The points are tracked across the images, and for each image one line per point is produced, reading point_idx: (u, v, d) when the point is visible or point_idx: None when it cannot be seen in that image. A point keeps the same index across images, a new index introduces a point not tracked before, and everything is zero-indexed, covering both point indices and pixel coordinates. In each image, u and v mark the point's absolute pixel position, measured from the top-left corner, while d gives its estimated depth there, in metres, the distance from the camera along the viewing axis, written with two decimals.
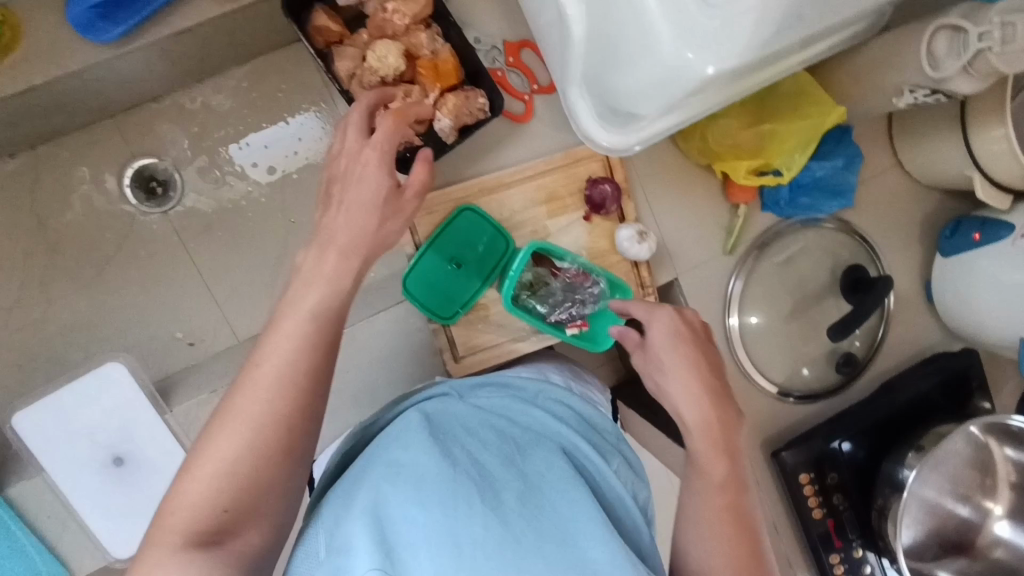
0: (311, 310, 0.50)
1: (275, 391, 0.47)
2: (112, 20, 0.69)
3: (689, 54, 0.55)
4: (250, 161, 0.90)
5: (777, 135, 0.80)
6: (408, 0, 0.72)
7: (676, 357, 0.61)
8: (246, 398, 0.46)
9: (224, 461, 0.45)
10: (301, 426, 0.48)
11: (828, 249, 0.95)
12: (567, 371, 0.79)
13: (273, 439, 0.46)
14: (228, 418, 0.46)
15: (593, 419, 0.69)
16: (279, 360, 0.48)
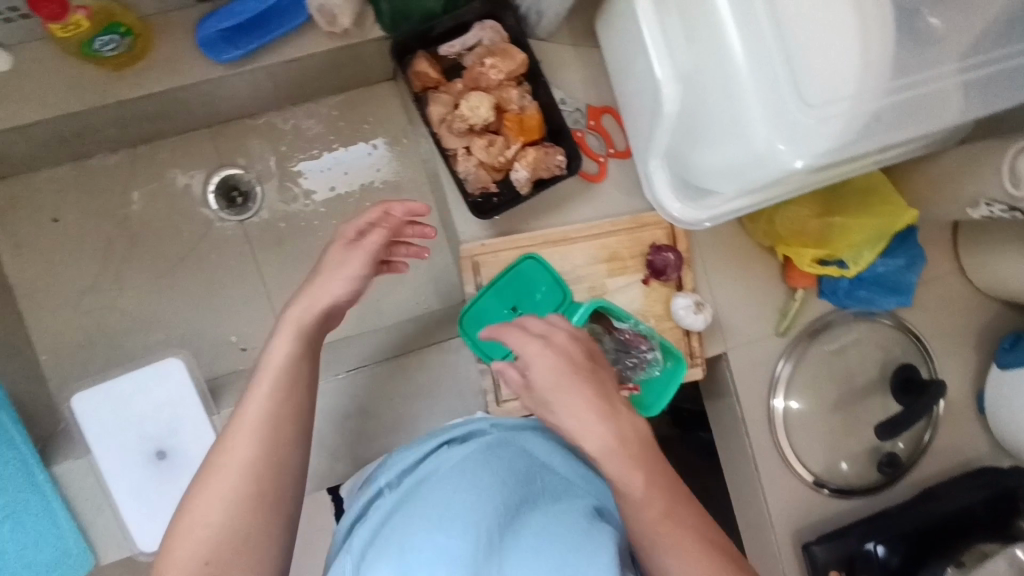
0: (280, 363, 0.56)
1: (263, 439, 0.52)
2: (233, 43, 0.74)
3: (780, 146, 0.58)
4: (329, 184, 0.94)
5: (846, 228, 0.80)
6: (506, 58, 0.77)
7: (559, 383, 0.51)
8: (239, 446, 0.52)
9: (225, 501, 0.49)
10: (291, 468, 0.53)
11: (880, 343, 0.94)
12: None
13: (267, 483, 0.51)
14: (224, 467, 0.51)
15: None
16: (271, 408, 0.54)
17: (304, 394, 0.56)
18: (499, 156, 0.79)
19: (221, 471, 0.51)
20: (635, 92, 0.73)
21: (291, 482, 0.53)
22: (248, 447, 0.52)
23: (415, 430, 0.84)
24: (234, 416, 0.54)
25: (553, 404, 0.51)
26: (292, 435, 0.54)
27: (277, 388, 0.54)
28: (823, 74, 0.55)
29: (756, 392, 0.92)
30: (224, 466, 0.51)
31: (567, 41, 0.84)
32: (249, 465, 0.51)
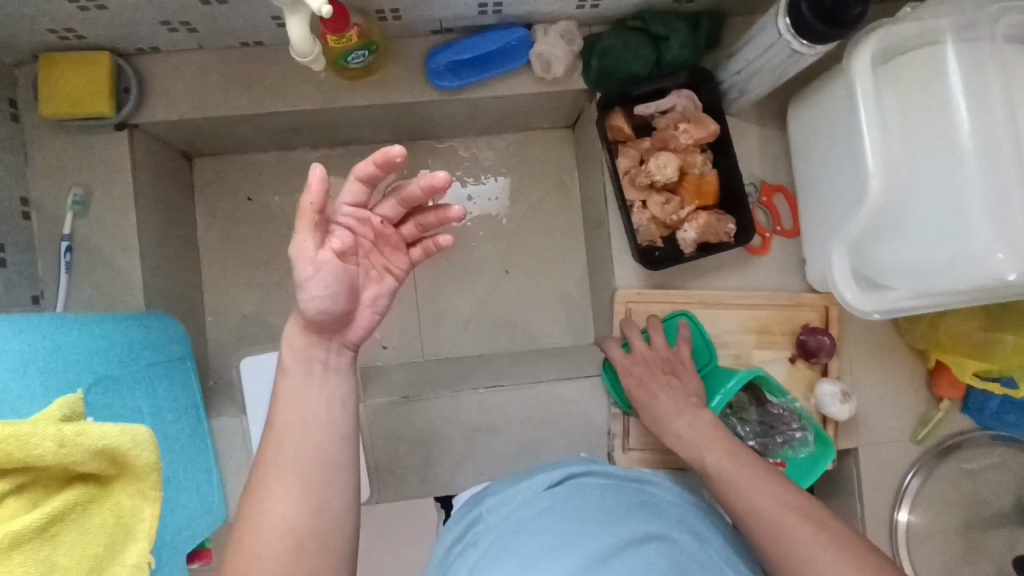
0: (292, 405, 0.54)
1: (298, 482, 0.52)
2: (456, 74, 0.82)
3: (999, 255, 0.59)
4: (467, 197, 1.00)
5: (1016, 350, 0.78)
6: (699, 126, 0.81)
7: (644, 381, 0.77)
8: (276, 497, 0.52)
9: (265, 558, 0.50)
10: (325, 490, 0.53)
11: (1022, 474, 0.90)
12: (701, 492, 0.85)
13: (309, 523, 0.52)
14: (264, 523, 0.51)
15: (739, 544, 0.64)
16: (302, 449, 0.53)
17: (326, 429, 0.54)
18: (673, 214, 0.83)
19: (257, 528, 0.51)
20: (821, 181, 0.77)
21: (336, 513, 0.53)
22: (284, 496, 0.52)
23: (537, 458, 0.87)
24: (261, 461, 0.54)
25: (646, 389, 0.77)
26: (327, 470, 0.54)
27: (301, 428, 0.54)
28: None
29: (882, 495, 0.90)
30: (253, 524, 0.51)
31: (753, 119, 0.87)
32: (299, 501, 0.52)
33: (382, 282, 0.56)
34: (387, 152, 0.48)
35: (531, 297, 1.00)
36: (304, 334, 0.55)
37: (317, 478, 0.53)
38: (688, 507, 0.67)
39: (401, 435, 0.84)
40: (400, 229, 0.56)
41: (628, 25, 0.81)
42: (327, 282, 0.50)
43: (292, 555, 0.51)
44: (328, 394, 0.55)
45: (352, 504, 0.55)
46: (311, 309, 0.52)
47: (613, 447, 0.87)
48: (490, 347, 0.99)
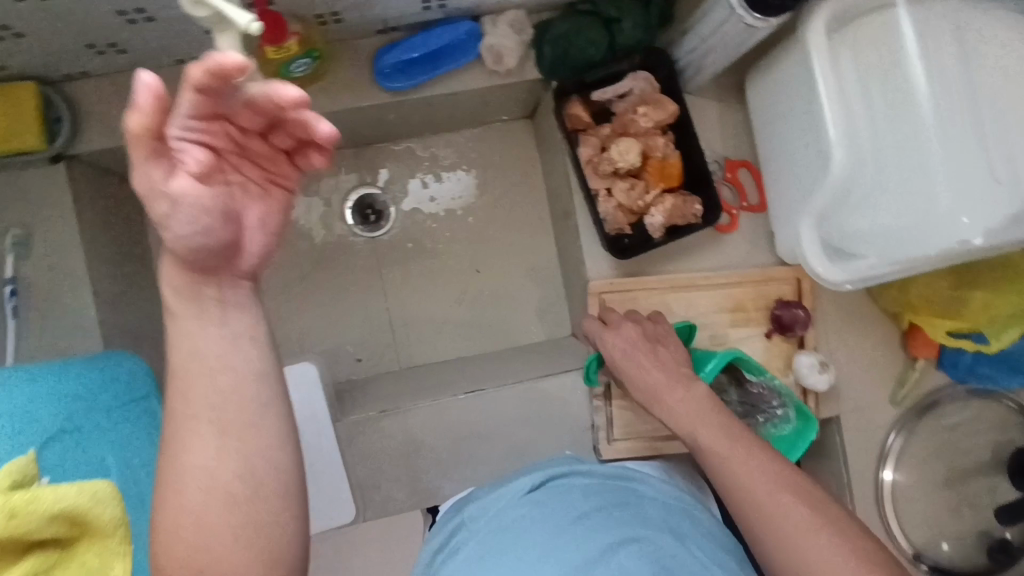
0: (186, 345, 0.44)
1: (217, 428, 0.44)
2: (405, 75, 0.79)
3: (963, 219, 0.59)
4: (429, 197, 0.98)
5: (985, 306, 0.79)
6: (658, 108, 0.80)
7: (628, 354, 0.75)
8: (192, 448, 0.44)
9: (192, 511, 0.43)
10: (253, 436, 0.45)
11: (998, 424, 0.92)
12: (687, 476, 0.84)
13: (238, 471, 0.44)
14: (182, 476, 0.43)
15: (722, 535, 0.64)
16: (211, 392, 0.44)
17: (242, 357, 0.45)
18: (639, 200, 0.81)
19: (176, 482, 0.43)
20: (786, 153, 0.75)
21: (269, 453, 0.45)
22: (205, 442, 0.44)
23: (525, 457, 0.86)
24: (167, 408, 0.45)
25: (630, 364, 0.75)
26: (249, 411, 0.45)
27: (213, 368, 0.44)
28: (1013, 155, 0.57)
29: (866, 458, 0.91)
30: (176, 476, 0.43)
31: (712, 96, 0.86)
32: (225, 448, 0.44)
33: (266, 201, 0.42)
34: (223, 57, 0.33)
35: (504, 293, 0.98)
36: (182, 272, 0.42)
37: (245, 418, 0.45)
38: (670, 501, 0.66)
39: (386, 448, 0.83)
40: (270, 138, 0.41)
41: (579, 9, 0.79)
42: (193, 216, 0.38)
43: (225, 507, 0.43)
44: (229, 330, 0.45)
45: (286, 442, 0.47)
46: (176, 246, 0.39)
47: (597, 442, 0.85)
48: (467, 348, 0.97)
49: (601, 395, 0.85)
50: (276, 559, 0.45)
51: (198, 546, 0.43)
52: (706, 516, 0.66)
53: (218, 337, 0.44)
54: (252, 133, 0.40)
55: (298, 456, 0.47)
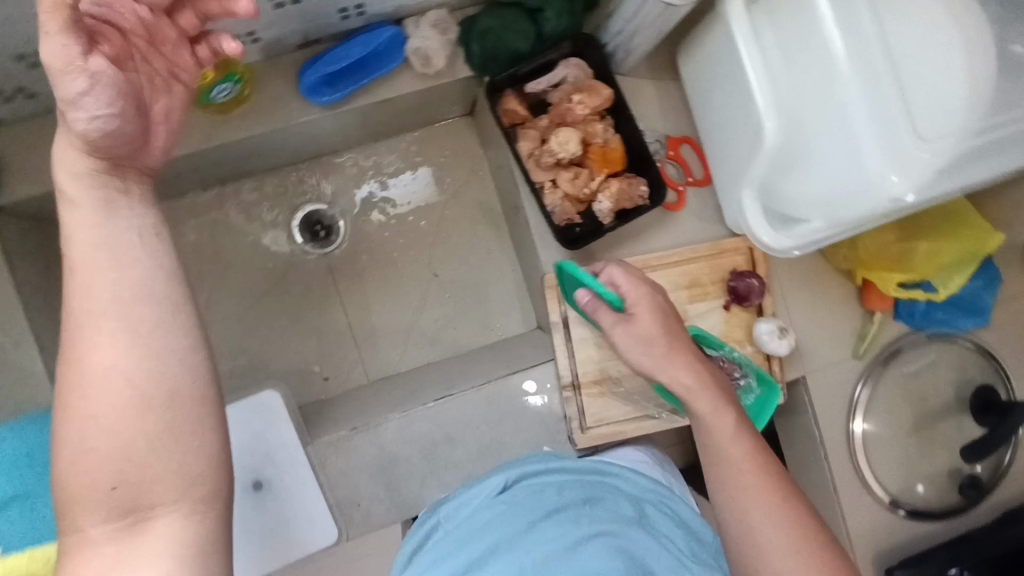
0: (89, 241, 0.45)
1: (126, 326, 0.45)
2: (333, 87, 0.78)
3: (892, 178, 0.59)
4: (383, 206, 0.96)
5: (932, 254, 0.81)
6: (592, 94, 0.79)
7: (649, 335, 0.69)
8: (102, 347, 0.44)
9: (102, 418, 0.44)
10: (159, 333, 0.46)
11: (956, 366, 0.95)
12: (661, 459, 0.86)
13: (146, 368, 0.45)
14: (91, 378, 0.44)
15: (694, 526, 0.70)
16: (117, 289, 0.45)
17: (146, 262, 0.46)
18: (585, 187, 0.81)
19: (84, 385, 0.44)
20: (724, 123, 0.75)
21: (184, 355, 0.46)
22: (111, 343, 0.44)
23: (502, 456, 0.86)
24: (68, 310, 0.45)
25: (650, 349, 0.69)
26: (153, 310, 0.46)
27: (106, 264, 0.45)
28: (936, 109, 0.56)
29: (835, 415, 0.93)
30: (82, 374, 0.44)
31: (646, 75, 0.86)
32: (131, 349, 0.45)
33: (171, 94, 0.49)
34: None
35: (466, 294, 0.98)
36: (86, 160, 0.45)
37: (149, 316, 0.45)
38: (648, 495, 0.70)
39: (362, 461, 0.83)
40: (176, 20, 0.48)
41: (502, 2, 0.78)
42: (111, 97, 0.43)
43: (136, 412, 0.44)
44: (136, 224, 0.47)
45: (200, 346, 0.47)
46: (85, 134, 0.44)
47: (572, 431, 0.85)
48: (435, 354, 0.96)
49: (570, 386, 0.84)
50: (194, 476, 0.46)
51: (110, 460, 0.44)
52: (681, 506, 0.71)
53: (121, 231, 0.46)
54: (153, 15, 0.46)
55: (212, 361, 0.48)
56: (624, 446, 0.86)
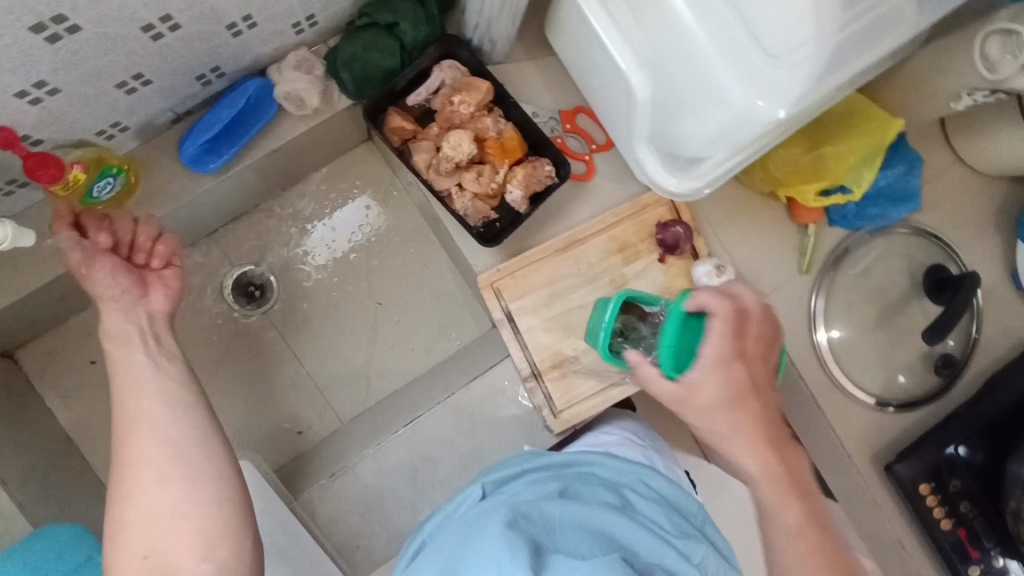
0: (122, 368, 0.58)
1: (151, 425, 0.56)
2: (216, 153, 0.77)
3: (759, 100, 0.61)
4: (325, 245, 0.96)
5: (838, 155, 0.82)
6: (471, 91, 0.79)
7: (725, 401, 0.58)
8: (138, 441, 0.55)
9: (146, 491, 0.53)
10: (187, 419, 0.57)
11: (903, 253, 0.96)
12: (641, 434, 0.88)
13: (171, 453, 0.55)
14: (126, 462, 0.55)
15: (674, 499, 0.75)
16: (139, 398, 0.57)
17: (160, 378, 0.58)
18: (491, 183, 0.81)
19: (134, 471, 0.54)
20: (600, 100, 0.76)
21: (199, 435, 0.57)
22: (151, 433, 0.55)
23: (486, 461, 0.87)
24: (120, 420, 0.57)
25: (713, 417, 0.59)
26: (179, 408, 0.57)
27: (146, 380, 0.58)
28: (776, 29, 0.60)
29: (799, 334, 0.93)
30: (129, 448, 0.55)
31: (523, 57, 0.86)
32: (161, 436, 0.55)
33: (166, 286, 0.64)
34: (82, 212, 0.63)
35: (415, 313, 0.98)
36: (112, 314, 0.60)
37: (164, 415, 0.56)
38: (626, 478, 0.76)
39: (350, 503, 0.84)
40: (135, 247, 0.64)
41: (358, 25, 0.78)
42: (114, 276, 0.60)
43: (161, 486, 0.53)
44: (142, 356, 0.59)
45: (212, 434, 0.57)
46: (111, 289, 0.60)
47: (545, 418, 0.85)
48: (400, 379, 0.96)
49: (531, 376, 0.84)
50: (215, 539, 0.53)
51: (143, 535, 0.52)
52: (660, 483, 0.76)
53: (133, 356, 0.58)
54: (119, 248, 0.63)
55: (223, 440, 0.58)
56: (597, 426, 0.89)
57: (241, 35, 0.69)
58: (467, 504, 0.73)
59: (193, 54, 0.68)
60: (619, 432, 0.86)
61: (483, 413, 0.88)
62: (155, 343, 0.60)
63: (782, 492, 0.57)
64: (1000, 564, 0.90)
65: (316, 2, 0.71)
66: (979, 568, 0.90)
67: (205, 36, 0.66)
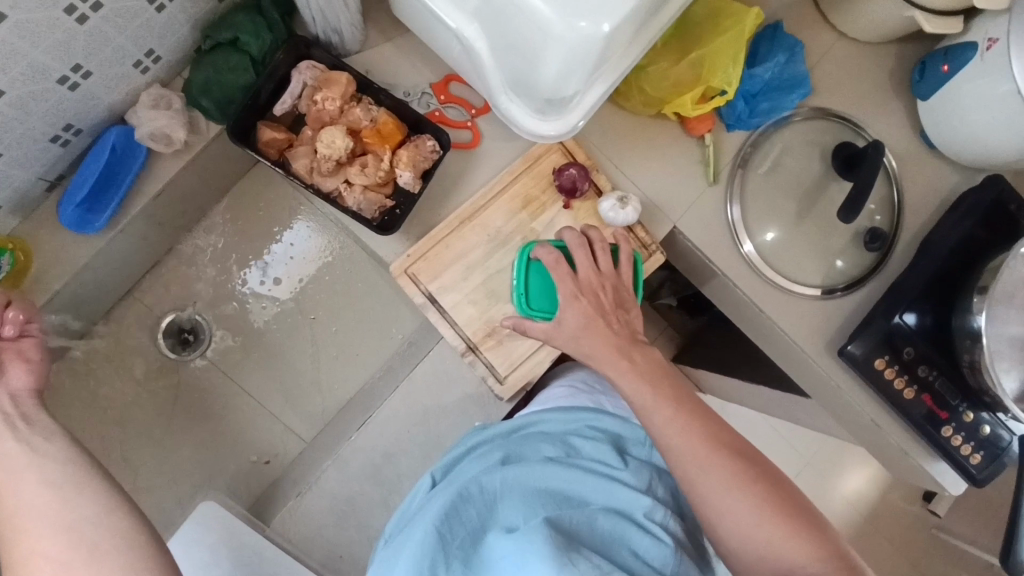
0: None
1: (42, 515, 0.54)
2: (98, 210, 0.77)
3: (581, 23, 0.58)
4: (258, 280, 0.96)
5: (707, 59, 0.83)
6: (332, 85, 0.78)
7: (584, 325, 0.75)
8: (34, 537, 0.53)
9: None
10: (83, 498, 0.55)
11: (811, 140, 0.95)
12: (583, 381, 0.89)
13: (69, 538, 0.53)
14: (18, 564, 0.53)
15: (622, 435, 0.80)
16: (23, 493, 0.55)
17: (54, 456, 0.58)
18: (378, 172, 0.80)
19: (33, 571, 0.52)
20: (439, 47, 0.75)
21: (98, 510, 0.55)
22: (39, 532, 0.53)
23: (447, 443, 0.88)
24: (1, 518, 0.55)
25: (581, 337, 0.75)
26: (65, 486, 0.55)
27: (24, 466, 0.56)
28: None
29: (725, 246, 0.93)
30: (20, 550, 0.53)
31: (382, 40, 0.85)
32: (47, 519, 0.54)
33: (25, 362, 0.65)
34: None
35: (353, 319, 0.98)
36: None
37: (54, 500, 0.55)
38: (571, 427, 0.80)
39: (322, 517, 0.87)
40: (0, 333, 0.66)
41: (204, 49, 0.78)
42: None
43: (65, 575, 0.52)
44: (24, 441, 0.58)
45: (115, 501, 0.56)
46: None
47: (492, 387, 0.86)
48: (353, 386, 0.97)
49: (469, 350, 0.84)
50: None
51: None
52: (607, 421, 0.80)
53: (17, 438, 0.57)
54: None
55: (130, 505, 0.56)
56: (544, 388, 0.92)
57: (78, 87, 0.69)
58: (420, 493, 0.76)
59: (36, 117, 0.68)
60: (566, 384, 0.88)
61: (431, 399, 0.90)
62: (27, 425, 0.59)
63: (659, 400, 0.71)
64: (969, 418, 0.91)
65: (149, 36, 0.71)
66: (951, 427, 0.91)
67: (39, 96, 0.66)
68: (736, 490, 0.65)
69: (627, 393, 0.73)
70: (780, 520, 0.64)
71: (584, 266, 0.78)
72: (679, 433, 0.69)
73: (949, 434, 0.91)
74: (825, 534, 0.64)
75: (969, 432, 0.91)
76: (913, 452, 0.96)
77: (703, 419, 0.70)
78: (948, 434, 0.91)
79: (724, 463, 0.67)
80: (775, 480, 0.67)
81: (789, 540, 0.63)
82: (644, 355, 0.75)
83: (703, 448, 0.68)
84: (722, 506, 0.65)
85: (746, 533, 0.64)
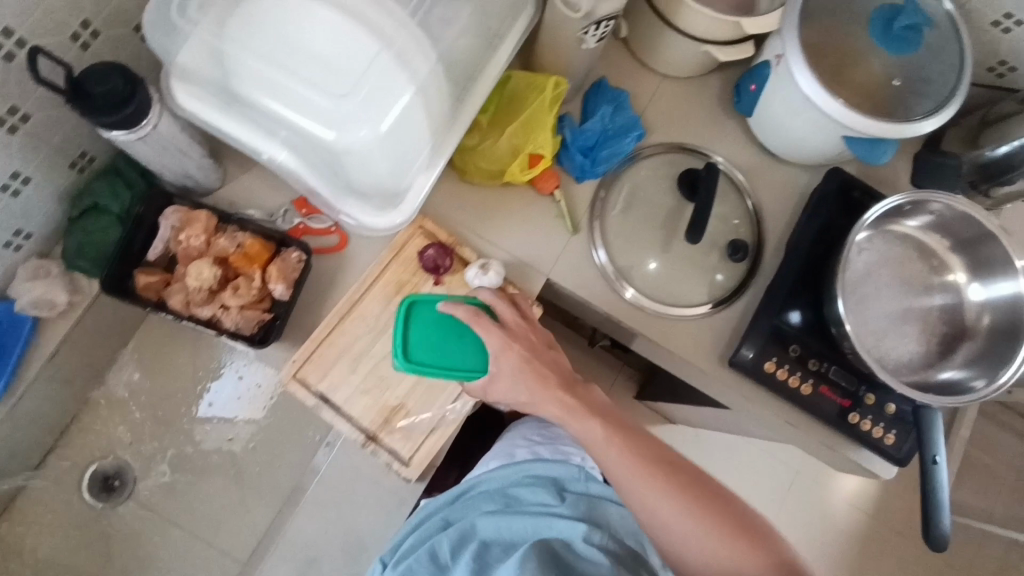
0: None
1: None
2: None
3: (362, 130, 0.69)
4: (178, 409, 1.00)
5: (523, 130, 0.91)
6: (192, 224, 0.85)
7: (519, 369, 0.79)
8: None
9: None
10: None
11: (660, 172, 1.01)
12: (540, 432, 0.93)
13: None
14: None
15: (559, 475, 0.82)
16: None
17: None
18: (251, 292, 0.86)
19: None
20: None
21: None
22: None
23: (367, 533, 0.90)
24: None
25: (521, 384, 0.80)
26: None
27: None
28: (333, 69, 0.66)
29: (604, 287, 0.98)
30: None
31: (240, 171, 0.93)
32: None
33: None
34: None
35: (271, 431, 1.01)
36: None
37: None
38: (510, 478, 0.83)
39: None
40: None
41: (74, 217, 0.86)
42: None
43: None
44: None
45: None
46: None
47: (400, 471, 0.87)
48: (280, 496, 1.00)
49: (369, 439, 0.87)
50: None
51: None
52: (543, 466, 0.83)
53: None
54: None
55: None
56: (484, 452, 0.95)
57: None
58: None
59: None
60: (499, 449, 0.91)
61: (342, 497, 0.91)
62: None
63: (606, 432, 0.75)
64: (872, 401, 0.94)
65: (12, 218, 0.79)
66: (857, 414, 0.93)
67: None
68: (685, 515, 0.70)
69: (579, 432, 0.77)
70: (727, 537, 0.68)
71: (508, 316, 0.83)
72: (630, 464, 0.72)
73: (857, 421, 0.93)
74: (769, 542, 0.69)
75: (875, 415, 0.93)
76: (833, 445, 0.98)
77: (643, 445, 0.74)
78: (856, 420, 0.93)
79: (673, 490, 0.71)
80: (717, 500, 0.72)
81: (739, 557, 0.67)
82: (583, 392, 0.80)
83: (652, 477, 0.71)
84: (677, 533, 0.69)
85: (697, 557, 0.69)
